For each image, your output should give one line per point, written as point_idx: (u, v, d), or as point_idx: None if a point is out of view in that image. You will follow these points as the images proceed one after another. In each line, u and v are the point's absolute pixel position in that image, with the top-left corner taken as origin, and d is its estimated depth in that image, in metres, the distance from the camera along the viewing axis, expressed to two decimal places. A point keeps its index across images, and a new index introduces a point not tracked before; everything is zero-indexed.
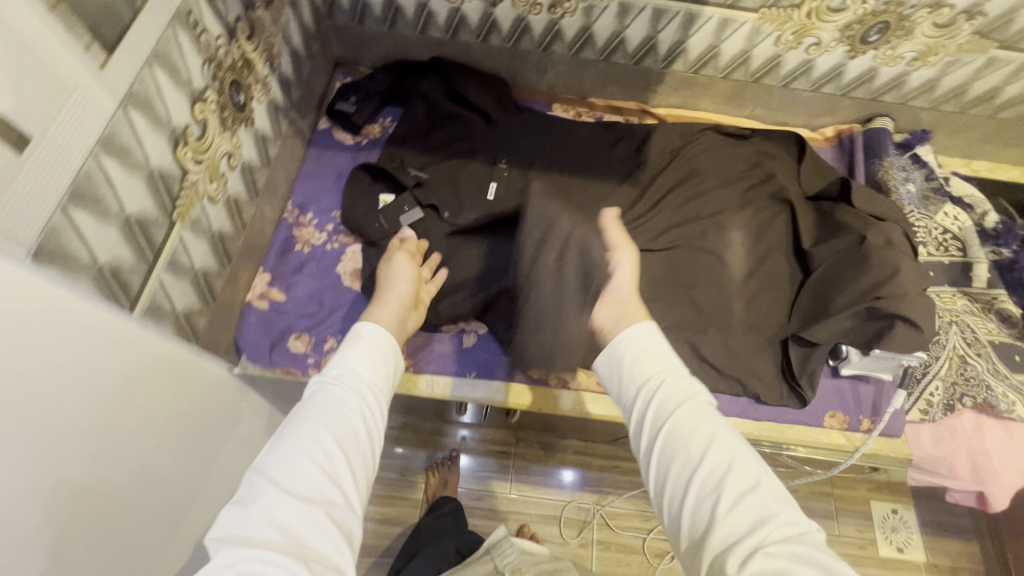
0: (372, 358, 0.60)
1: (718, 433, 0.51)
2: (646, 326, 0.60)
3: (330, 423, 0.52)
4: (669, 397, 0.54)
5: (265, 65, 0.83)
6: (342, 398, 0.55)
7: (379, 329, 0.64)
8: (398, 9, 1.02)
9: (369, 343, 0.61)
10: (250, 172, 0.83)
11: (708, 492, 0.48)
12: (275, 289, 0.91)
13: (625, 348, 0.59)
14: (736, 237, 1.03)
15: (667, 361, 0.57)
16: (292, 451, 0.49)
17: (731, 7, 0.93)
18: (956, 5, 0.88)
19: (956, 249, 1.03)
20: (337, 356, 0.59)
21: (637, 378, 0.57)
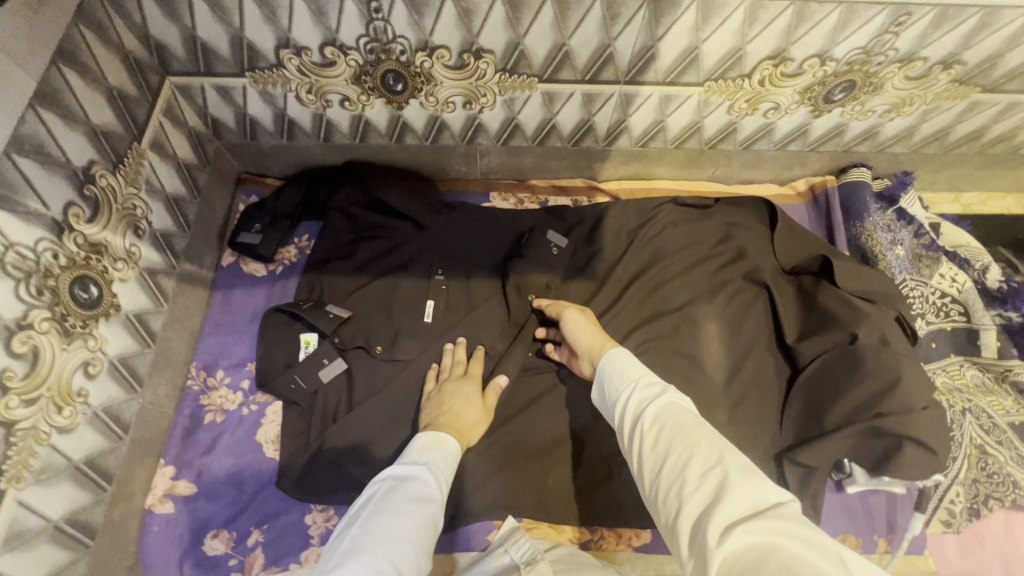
0: (445, 456, 0.65)
1: (690, 422, 0.50)
2: (618, 348, 0.65)
3: (412, 508, 0.55)
4: (643, 401, 0.56)
5: (126, 235, 0.70)
6: (424, 486, 0.59)
7: (457, 441, 0.69)
8: (292, 122, 0.87)
9: (442, 449, 0.66)
10: (126, 365, 0.70)
11: (678, 478, 0.47)
12: (181, 481, 0.78)
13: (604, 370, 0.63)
14: (712, 332, 0.90)
15: (642, 372, 0.60)
16: (384, 525, 0.52)
17: (671, 83, 0.80)
18: (929, 57, 0.75)
19: (957, 314, 0.91)
20: (419, 450, 0.65)
21: (616, 387, 0.60)
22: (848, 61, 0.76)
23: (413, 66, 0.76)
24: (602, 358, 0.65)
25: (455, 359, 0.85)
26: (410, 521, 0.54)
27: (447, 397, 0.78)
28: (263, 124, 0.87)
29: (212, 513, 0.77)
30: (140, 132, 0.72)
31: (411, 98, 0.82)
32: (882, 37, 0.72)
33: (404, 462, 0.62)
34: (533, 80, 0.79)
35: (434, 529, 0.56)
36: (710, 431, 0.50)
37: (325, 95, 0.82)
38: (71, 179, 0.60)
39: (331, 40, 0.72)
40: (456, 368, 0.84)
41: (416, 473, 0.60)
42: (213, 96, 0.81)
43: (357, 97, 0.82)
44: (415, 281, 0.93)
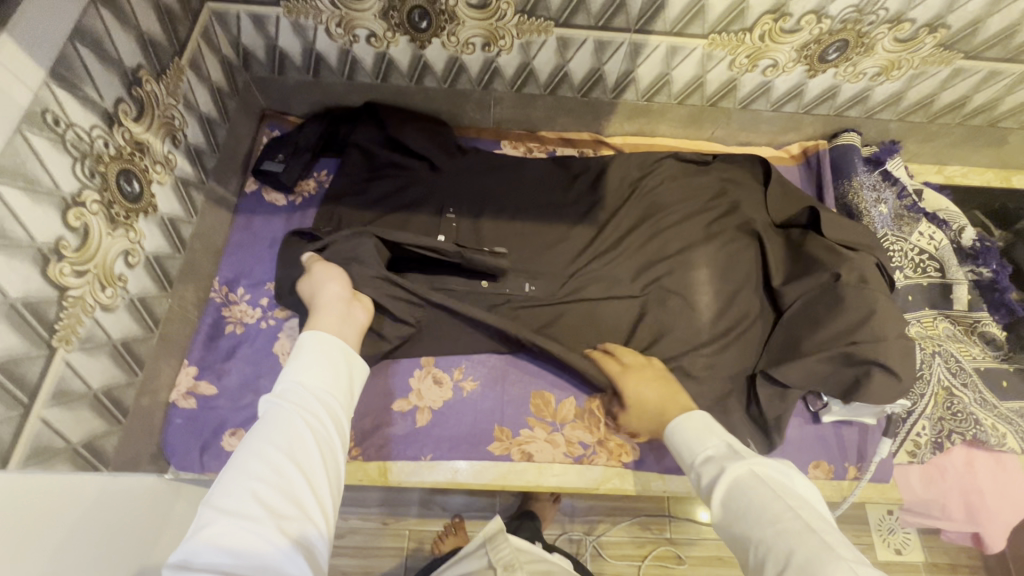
0: (333, 360, 0.61)
1: (758, 514, 0.51)
2: (697, 414, 0.65)
3: (273, 438, 0.52)
4: (713, 473, 0.56)
5: (164, 142, 0.74)
6: (299, 408, 0.55)
7: (329, 339, 0.63)
8: (319, 57, 0.92)
9: (316, 352, 0.61)
10: (159, 263, 0.75)
11: (761, 573, 0.48)
12: (203, 382, 0.82)
13: (676, 450, 0.64)
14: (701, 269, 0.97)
15: (704, 450, 0.60)
16: (234, 471, 0.50)
17: (678, 34, 0.85)
18: (917, 19, 0.81)
19: (933, 270, 0.97)
20: (298, 362, 0.60)
21: (689, 458, 0.61)
22: (842, 19, 0.82)
23: (438, 3, 0.81)
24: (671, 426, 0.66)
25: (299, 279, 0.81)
26: (285, 457, 0.51)
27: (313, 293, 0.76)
28: (292, 58, 0.93)
29: (231, 412, 0.82)
30: (181, 49, 0.77)
31: (434, 37, 0.88)
32: None
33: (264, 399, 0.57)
34: (550, 24, 0.84)
35: (306, 443, 0.52)
36: (790, 509, 0.50)
37: (353, 30, 0.87)
38: (121, 77, 0.65)
39: None
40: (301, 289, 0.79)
41: (296, 397, 0.56)
42: (248, 24, 0.86)
43: (383, 34, 0.87)
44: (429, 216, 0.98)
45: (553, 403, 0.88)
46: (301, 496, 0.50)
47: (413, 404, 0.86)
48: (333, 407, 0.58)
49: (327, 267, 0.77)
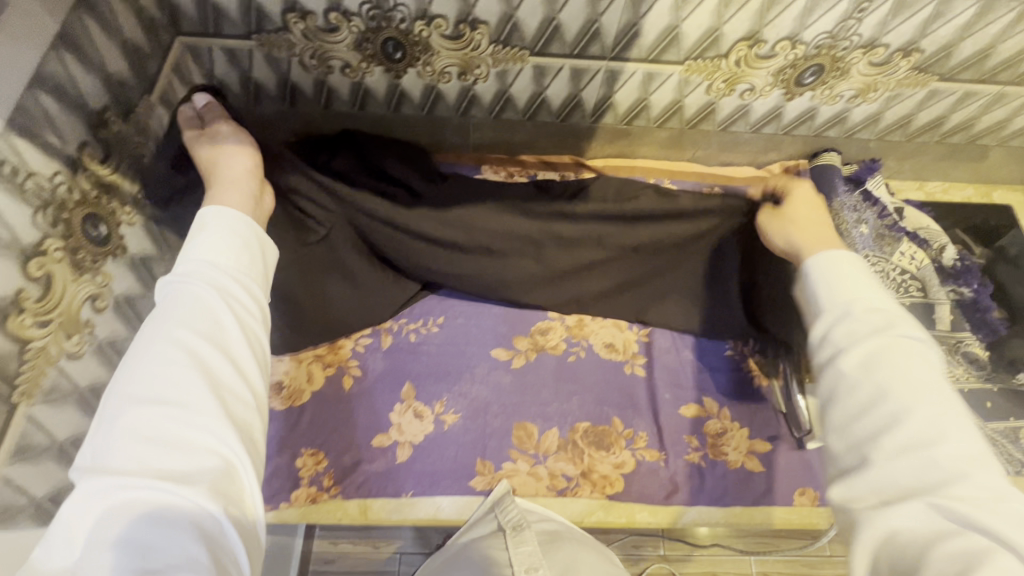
0: (245, 239, 0.55)
1: (911, 384, 0.47)
2: (852, 258, 0.57)
3: (184, 321, 0.48)
4: (854, 330, 0.51)
5: (133, 182, 0.73)
6: (208, 288, 0.50)
7: (238, 219, 0.56)
8: (294, 87, 0.91)
9: (220, 227, 0.55)
10: (132, 305, 0.73)
11: (874, 433, 0.46)
12: None
13: (814, 279, 0.58)
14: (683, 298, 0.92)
15: (862, 296, 0.53)
16: (138, 365, 0.46)
17: (654, 61, 0.85)
18: (890, 44, 0.81)
19: (915, 290, 0.97)
20: (201, 240, 0.53)
21: (831, 296, 0.55)
22: (816, 45, 0.82)
23: (412, 35, 0.81)
24: (814, 259, 0.59)
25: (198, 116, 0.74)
26: (196, 338, 0.47)
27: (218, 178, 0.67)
28: (267, 89, 0.91)
29: None
30: (151, 86, 0.76)
31: (409, 67, 0.87)
32: (847, 22, 0.78)
33: (166, 281, 0.52)
34: (524, 53, 0.84)
35: (218, 319, 0.49)
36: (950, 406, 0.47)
37: (327, 61, 0.86)
38: (85, 121, 0.64)
39: (335, 6, 0.76)
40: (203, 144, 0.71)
41: (196, 275, 0.51)
42: (220, 57, 0.85)
43: (358, 64, 0.86)
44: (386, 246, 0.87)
45: (536, 434, 0.87)
46: (227, 380, 0.47)
47: (393, 440, 0.85)
48: (250, 285, 0.53)
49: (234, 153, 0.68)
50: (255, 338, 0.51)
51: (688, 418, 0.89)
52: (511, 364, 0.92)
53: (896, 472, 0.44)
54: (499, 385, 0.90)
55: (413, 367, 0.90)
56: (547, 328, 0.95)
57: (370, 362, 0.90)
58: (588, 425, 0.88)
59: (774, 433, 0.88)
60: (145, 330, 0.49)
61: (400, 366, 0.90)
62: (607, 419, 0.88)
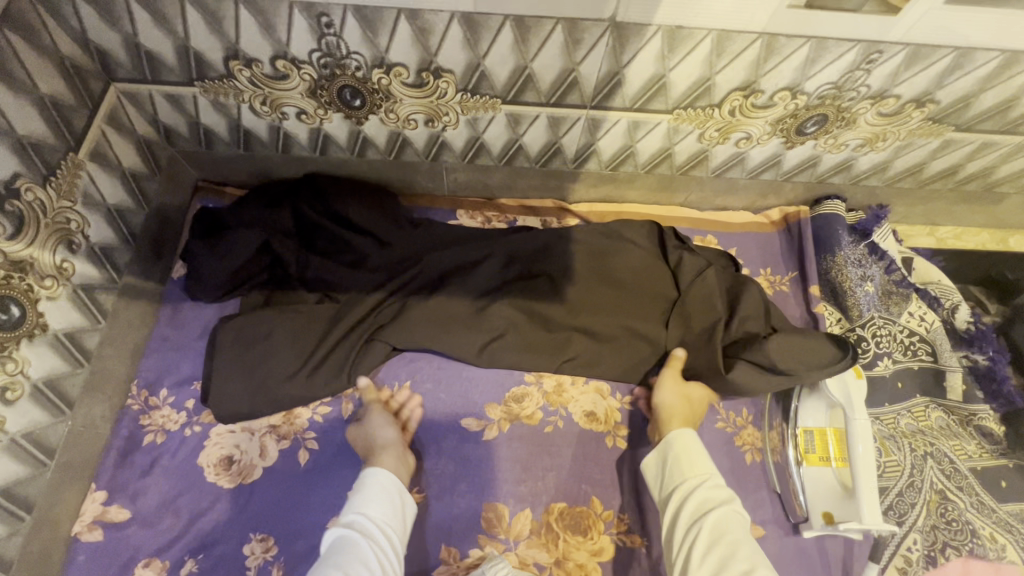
0: (389, 500, 0.69)
1: (736, 530, 0.61)
2: (689, 433, 0.72)
3: (359, 555, 0.61)
4: (709, 496, 0.65)
5: (55, 251, 0.67)
6: (356, 531, 0.64)
7: (391, 479, 0.71)
8: (248, 133, 0.84)
9: (374, 491, 0.70)
10: (53, 387, 0.69)
11: (719, 566, 0.58)
12: (113, 507, 0.73)
13: (672, 447, 0.71)
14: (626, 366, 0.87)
15: (704, 470, 0.68)
16: (330, 565, 0.59)
17: (639, 110, 0.77)
18: (902, 95, 0.73)
19: (925, 353, 0.90)
20: (358, 500, 0.68)
21: (678, 479, 0.68)
22: (819, 95, 0.74)
23: (370, 83, 0.73)
24: (675, 434, 0.72)
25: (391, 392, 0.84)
26: (376, 521, 0.66)
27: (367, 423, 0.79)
28: (218, 134, 0.84)
29: (144, 540, 0.72)
30: (78, 143, 0.69)
31: (370, 113, 0.79)
32: (853, 73, 0.70)
33: (350, 510, 0.67)
34: (496, 101, 0.76)
35: (382, 538, 0.65)
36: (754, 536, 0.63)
37: (280, 108, 0.78)
38: None
39: (282, 53, 0.69)
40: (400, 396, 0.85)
41: (361, 530, 0.65)
42: (163, 104, 0.78)
43: (314, 111, 0.79)
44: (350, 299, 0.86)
45: (507, 517, 0.79)
46: (369, 559, 0.61)
47: None
48: (389, 535, 0.66)
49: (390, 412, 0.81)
50: (393, 551, 0.65)
51: None
52: (481, 436, 0.84)
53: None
54: (468, 460, 0.83)
55: None
56: (523, 395, 0.87)
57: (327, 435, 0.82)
58: (563, 506, 0.80)
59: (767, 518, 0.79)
60: (323, 557, 0.61)
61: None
62: (584, 499, 0.81)
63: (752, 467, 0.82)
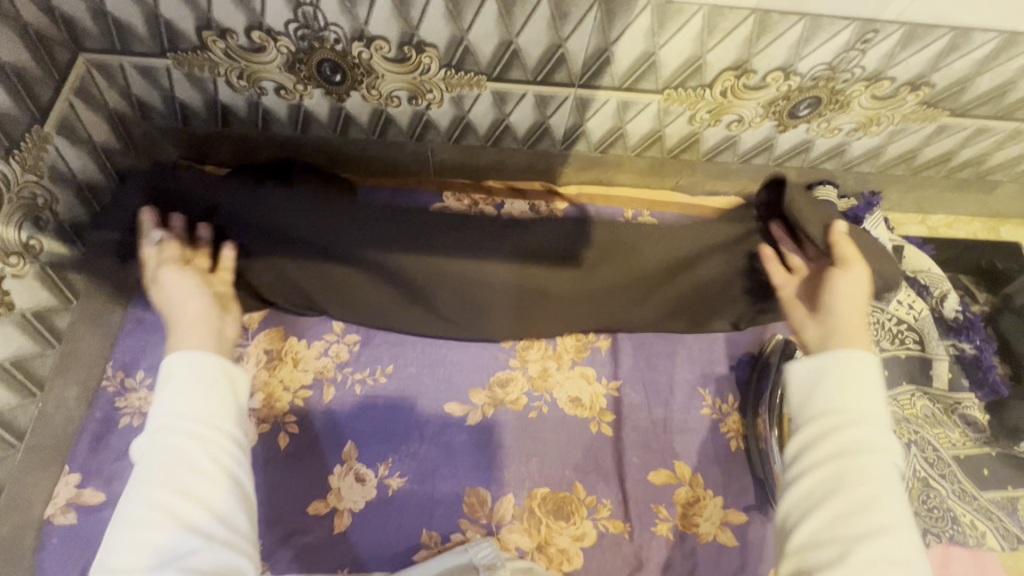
0: (208, 376, 0.51)
1: (868, 487, 0.46)
2: (858, 366, 0.52)
3: (168, 479, 0.45)
4: (844, 434, 0.49)
5: (22, 229, 0.65)
6: (182, 442, 0.47)
7: (206, 362, 0.52)
8: (226, 108, 0.81)
9: (183, 372, 0.50)
10: (20, 368, 0.68)
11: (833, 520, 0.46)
12: (87, 491, 0.71)
13: (823, 378, 0.53)
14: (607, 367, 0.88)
15: (865, 413, 0.50)
16: (135, 509, 0.44)
17: (628, 89, 0.75)
18: (897, 77, 0.71)
19: (913, 342, 0.89)
20: (167, 396, 0.49)
21: (812, 407, 0.53)
22: (813, 76, 0.72)
23: (350, 57, 0.70)
24: (836, 353, 0.54)
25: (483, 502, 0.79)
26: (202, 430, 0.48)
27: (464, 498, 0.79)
28: (194, 110, 0.81)
29: None
30: (43, 115, 0.67)
31: (352, 90, 0.76)
32: (848, 53, 0.68)
33: (157, 416, 0.49)
34: (481, 78, 0.73)
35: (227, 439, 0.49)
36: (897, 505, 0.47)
37: (258, 82, 0.76)
38: None
39: (257, 23, 0.66)
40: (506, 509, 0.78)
41: (173, 429, 0.48)
42: (135, 76, 0.75)
43: (293, 86, 0.76)
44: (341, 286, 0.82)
45: (489, 501, 0.79)
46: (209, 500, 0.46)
47: (333, 506, 0.77)
48: (226, 432, 0.49)
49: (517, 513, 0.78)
50: (241, 472, 0.49)
51: (657, 485, 0.81)
52: (465, 421, 0.83)
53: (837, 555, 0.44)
54: (452, 444, 0.82)
55: (356, 423, 0.82)
56: (508, 381, 0.86)
57: (309, 419, 0.81)
58: (547, 491, 0.80)
59: (749, 504, 0.80)
60: (130, 488, 0.46)
61: (342, 422, 0.82)
62: (568, 485, 0.81)
63: (735, 453, 0.83)
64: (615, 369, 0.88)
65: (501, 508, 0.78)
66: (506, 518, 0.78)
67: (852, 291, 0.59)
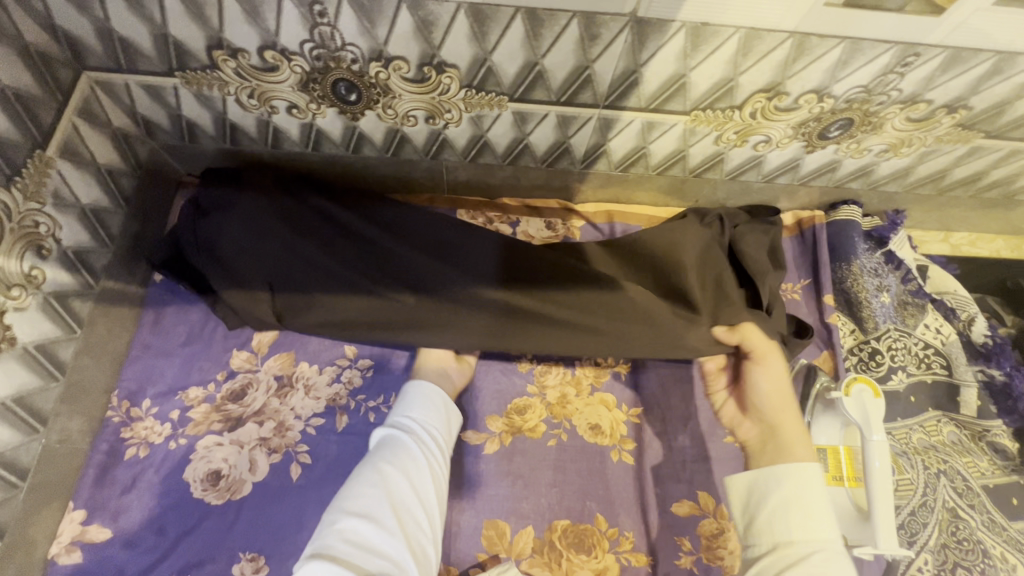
0: (437, 401, 0.75)
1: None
2: (810, 467, 0.64)
3: (395, 460, 0.66)
4: (803, 541, 0.59)
5: (24, 258, 0.62)
6: (415, 440, 0.69)
7: (443, 397, 0.76)
8: (234, 127, 0.78)
9: (420, 396, 0.75)
10: (23, 404, 0.64)
11: None
12: (93, 526, 0.69)
13: (772, 481, 0.65)
14: (733, 407, 0.80)
15: (807, 516, 0.61)
16: (371, 474, 0.64)
17: (655, 110, 0.72)
18: (934, 100, 0.69)
19: (940, 367, 0.87)
20: (405, 406, 0.74)
21: (761, 517, 0.64)
22: (848, 98, 0.69)
23: (366, 77, 0.67)
24: (777, 469, 0.65)
25: (503, 533, 0.76)
26: (417, 441, 0.69)
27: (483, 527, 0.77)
28: (202, 128, 0.78)
29: (127, 561, 0.68)
30: (46, 138, 0.63)
31: (367, 109, 0.73)
32: (886, 77, 0.65)
33: (397, 417, 0.73)
34: (502, 99, 0.70)
35: (434, 472, 0.68)
36: None
37: (269, 101, 0.73)
38: None
39: (271, 43, 0.63)
40: (526, 540, 0.76)
41: (409, 431, 0.71)
42: (141, 95, 0.72)
43: (306, 106, 0.73)
44: (320, 290, 0.74)
45: (508, 534, 0.76)
46: (419, 491, 0.65)
47: None
48: (441, 444, 0.72)
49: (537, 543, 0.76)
50: (442, 477, 0.69)
51: (681, 517, 0.78)
52: (482, 450, 0.81)
53: None
54: (470, 474, 0.79)
55: None
56: (526, 408, 0.84)
57: (320, 447, 0.77)
58: (567, 523, 0.78)
59: None
60: (373, 461, 0.66)
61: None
62: (589, 516, 0.78)
63: None
64: (635, 395, 0.86)
65: (521, 538, 0.76)
66: (526, 549, 0.76)
67: (771, 386, 0.75)
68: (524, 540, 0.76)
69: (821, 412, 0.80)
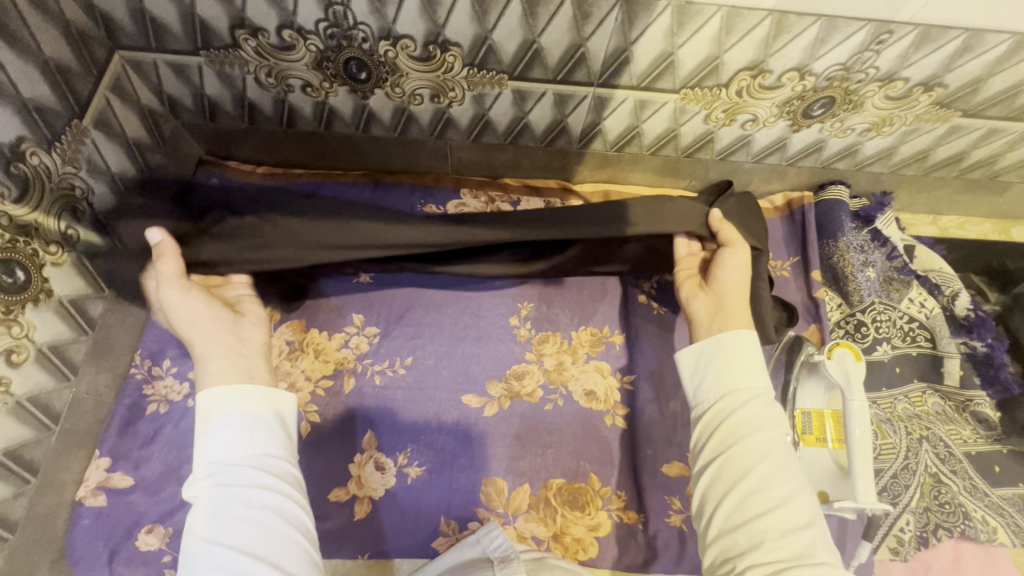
0: (251, 420, 0.55)
1: (761, 448, 0.57)
2: (743, 334, 0.64)
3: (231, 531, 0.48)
4: (742, 401, 0.61)
5: (61, 218, 0.68)
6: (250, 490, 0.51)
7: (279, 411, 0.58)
8: (253, 105, 0.83)
9: (222, 418, 0.54)
10: (57, 353, 0.70)
11: (749, 507, 0.54)
12: (117, 474, 0.74)
13: (719, 350, 0.65)
14: (694, 284, 0.75)
15: (750, 382, 0.62)
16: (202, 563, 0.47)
17: (646, 89, 0.77)
18: (910, 78, 0.73)
19: (923, 340, 0.90)
20: (212, 442, 0.53)
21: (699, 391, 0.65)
22: (828, 76, 0.73)
23: (376, 56, 0.73)
24: (723, 335, 0.65)
25: (499, 491, 0.80)
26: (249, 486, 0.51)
27: (480, 485, 0.81)
28: (222, 106, 0.83)
29: (148, 507, 0.73)
30: (82, 109, 0.69)
31: (376, 88, 0.79)
32: (863, 54, 0.69)
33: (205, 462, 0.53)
34: (503, 77, 0.75)
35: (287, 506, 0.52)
36: (794, 483, 0.56)
37: (286, 80, 0.78)
38: None
39: (289, 22, 0.69)
40: (521, 496, 0.80)
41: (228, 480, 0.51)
42: (168, 74, 0.77)
43: (320, 84, 0.78)
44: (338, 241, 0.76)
45: (506, 492, 0.80)
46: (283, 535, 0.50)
47: (353, 494, 0.79)
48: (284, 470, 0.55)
49: (532, 501, 0.80)
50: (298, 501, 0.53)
51: (671, 477, 0.82)
52: (482, 412, 0.85)
53: (739, 525, 0.54)
54: (470, 434, 0.84)
55: (377, 412, 0.84)
56: (524, 373, 0.88)
57: (330, 407, 0.83)
58: (562, 481, 0.81)
59: None
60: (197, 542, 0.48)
61: (364, 410, 0.84)
62: (583, 476, 0.82)
63: None
64: (629, 363, 0.90)
65: (516, 496, 0.80)
66: (520, 506, 0.79)
67: (736, 269, 0.71)
68: (519, 499, 0.80)
69: (807, 376, 0.83)
